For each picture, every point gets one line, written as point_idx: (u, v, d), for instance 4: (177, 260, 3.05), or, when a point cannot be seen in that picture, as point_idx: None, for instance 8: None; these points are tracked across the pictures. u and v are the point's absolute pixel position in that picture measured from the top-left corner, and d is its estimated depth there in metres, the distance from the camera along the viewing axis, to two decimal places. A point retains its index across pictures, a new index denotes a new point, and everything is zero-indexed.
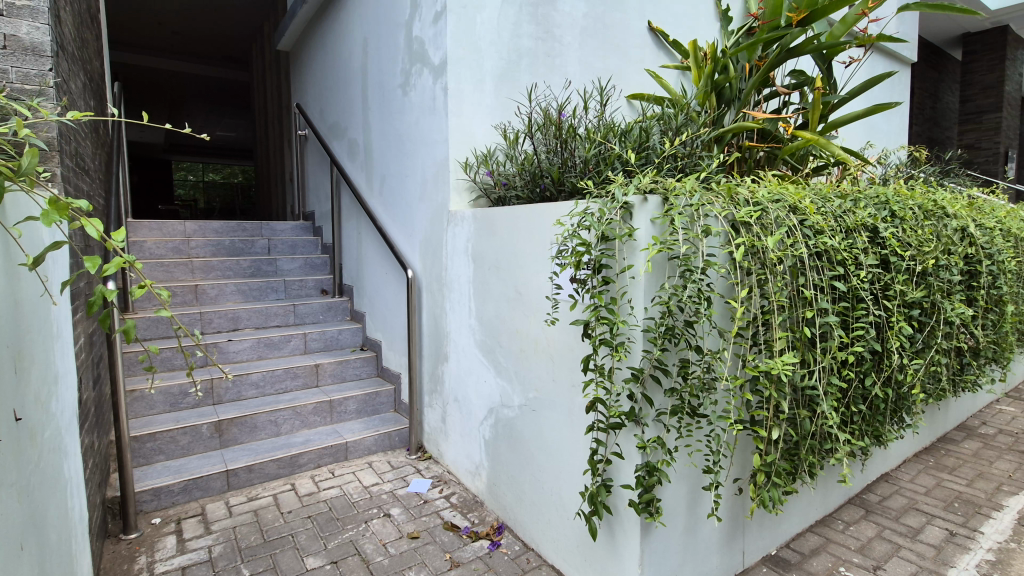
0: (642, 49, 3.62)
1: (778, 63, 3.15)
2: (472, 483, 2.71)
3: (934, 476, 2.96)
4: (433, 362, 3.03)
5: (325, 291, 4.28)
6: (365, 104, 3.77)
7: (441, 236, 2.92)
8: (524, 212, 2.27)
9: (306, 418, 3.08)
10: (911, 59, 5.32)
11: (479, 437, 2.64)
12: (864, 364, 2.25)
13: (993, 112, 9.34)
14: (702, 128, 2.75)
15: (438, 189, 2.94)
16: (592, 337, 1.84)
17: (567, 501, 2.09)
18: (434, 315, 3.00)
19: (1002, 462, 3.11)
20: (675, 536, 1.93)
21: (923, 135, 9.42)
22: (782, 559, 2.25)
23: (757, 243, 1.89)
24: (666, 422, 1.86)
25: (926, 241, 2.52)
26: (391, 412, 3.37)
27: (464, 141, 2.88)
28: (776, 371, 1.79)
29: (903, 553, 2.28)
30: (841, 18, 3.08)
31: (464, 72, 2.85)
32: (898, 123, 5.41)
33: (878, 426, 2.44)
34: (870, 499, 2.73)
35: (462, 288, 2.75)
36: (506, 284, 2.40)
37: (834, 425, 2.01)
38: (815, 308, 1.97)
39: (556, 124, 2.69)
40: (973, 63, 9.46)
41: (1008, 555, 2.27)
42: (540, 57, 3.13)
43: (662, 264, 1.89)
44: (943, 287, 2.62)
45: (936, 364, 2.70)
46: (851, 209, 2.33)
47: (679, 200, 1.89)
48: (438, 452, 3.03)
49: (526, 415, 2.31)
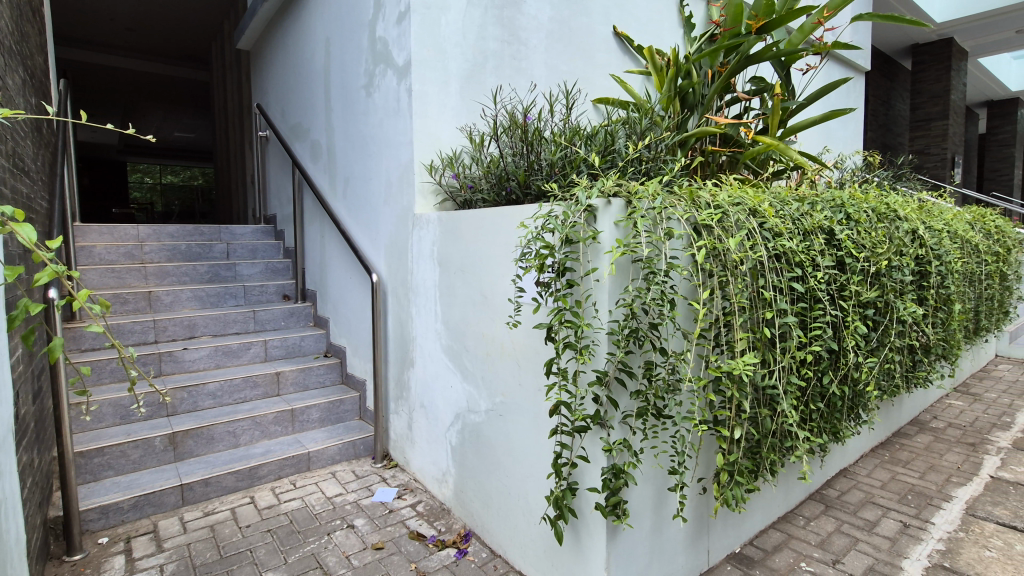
0: (607, 53, 3.65)
1: (738, 69, 3.21)
2: (439, 490, 2.67)
3: (889, 470, 3.05)
4: (399, 368, 2.98)
5: (287, 296, 4.17)
6: (328, 106, 3.69)
7: (406, 240, 2.88)
8: (490, 214, 2.25)
9: (266, 428, 2.98)
10: (865, 67, 5.53)
11: (445, 443, 2.60)
12: (822, 363, 2.31)
13: (940, 119, 9.79)
14: (665, 132, 2.79)
15: (403, 191, 2.89)
16: (555, 340, 1.83)
17: (534, 505, 2.08)
18: (399, 320, 2.95)
19: (952, 455, 3.23)
20: (641, 538, 1.94)
21: (877, 141, 9.82)
22: (745, 556, 2.28)
23: (718, 245, 1.92)
24: (632, 424, 1.86)
25: (879, 243, 2.62)
26: (356, 419, 3.30)
27: (429, 143, 2.84)
28: (737, 371, 1.82)
29: (860, 546, 2.34)
30: (798, 27, 3.16)
31: (428, 73, 2.81)
32: (853, 128, 5.61)
33: (836, 423, 2.51)
34: (829, 494, 2.80)
35: (427, 292, 2.70)
36: (472, 288, 2.38)
37: (794, 423, 2.05)
38: (774, 309, 2.01)
39: (522, 127, 2.69)
40: (922, 72, 9.91)
41: (957, 543, 2.36)
42: (505, 60, 3.13)
43: (626, 266, 1.90)
44: (895, 287, 2.72)
45: (889, 362, 2.80)
46: (808, 212, 2.39)
47: (641, 203, 1.91)
48: (404, 460, 2.97)
49: (492, 421, 2.28)
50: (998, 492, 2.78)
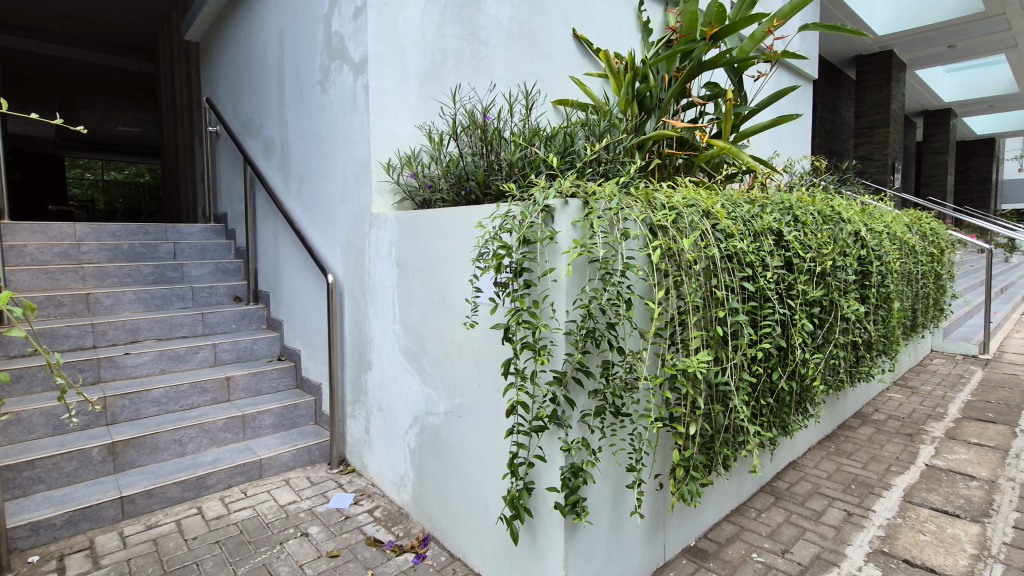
0: (566, 55, 3.69)
1: (693, 75, 3.29)
2: (397, 495, 2.62)
3: (835, 461, 3.19)
4: (356, 371, 2.91)
5: (238, 297, 4.02)
6: (281, 101, 3.58)
7: (362, 239, 2.81)
8: (447, 214, 2.23)
9: (215, 436, 2.86)
10: (813, 75, 5.78)
11: (404, 446, 2.56)
12: (772, 360, 2.39)
13: (882, 127, 10.35)
14: (622, 135, 2.84)
15: (359, 190, 2.82)
16: (513, 340, 1.82)
17: (493, 506, 2.07)
18: (356, 322, 2.89)
19: (892, 445, 3.41)
20: (599, 535, 1.95)
21: (824, 147, 10.28)
22: (700, 549, 2.33)
23: (673, 246, 1.96)
24: (589, 423, 1.88)
25: (824, 244, 2.73)
26: (311, 424, 3.21)
27: (387, 142, 2.78)
28: (692, 369, 1.86)
29: (807, 535, 2.44)
30: (749, 35, 3.27)
31: (386, 70, 2.76)
32: (801, 133, 5.86)
33: (785, 417, 2.60)
34: (779, 486, 2.90)
35: (385, 292, 2.65)
36: (430, 289, 2.35)
37: (746, 418, 2.12)
38: (726, 308, 2.07)
39: (481, 126, 2.68)
40: (865, 82, 10.44)
41: (895, 529, 2.48)
42: (465, 59, 3.12)
43: (583, 266, 1.91)
44: (839, 286, 2.85)
45: (834, 358, 2.93)
46: (758, 214, 2.47)
47: (598, 204, 1.92)
48: (361, 465, 2.91)
49: (451, 422, 2.26)
50: (932, 479, 2.95)
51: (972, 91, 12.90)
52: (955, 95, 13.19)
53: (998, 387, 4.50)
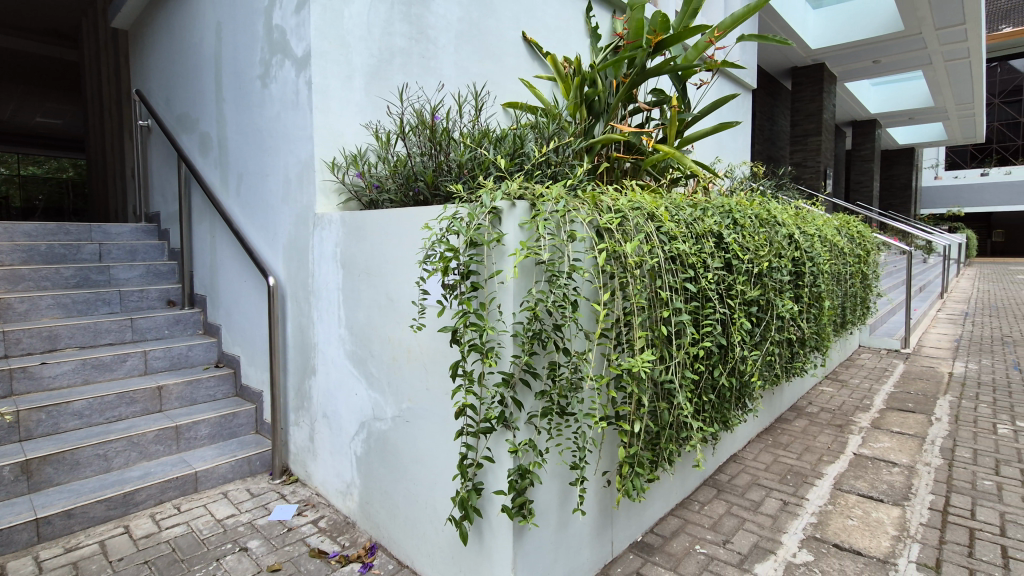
0: (516, 58, 3.71)
1: (639, 81, 3.37)
2: (343, 503, 2.55)
3: (772, 453, 3.35)
4: (299, 377, 2.81)
5: (172, 302, 3.81)
6: (219, 95, 3.41)
7: (306, 240, 2.72)
8: (394, 215, 2.18)
9: (145, 449, 2.69)
10: (751, 85, 6.05)
11: (350, 453, 2.49)
12: (713, 357, 2.48)
13: (815, 135, 11.00)
14: (571, 138, 2.87)
15: (302, 190, 2.73)
16: (460, 343, 1.80)
17: (441, 510, 2.04)
18: (299, 325, 2.79)
19: (823, 436, 3.61)
20: (547, 536, 1.96)
21: (763, 154, 10.81)
22: (646, 544, 2.39)
23: (618, 248, 1.99)
24: (537, 424, 1.89)
25: (760, 246, 2.87)
26: (251, 434, 3.07)
27: (331, 140, 2.70)
28: (636, 368, 1.90)
29: (747, 525, 2.54)
30: (692, 45, 3.35)
31: (330, 67, 2.68)
32: (741, 140, 6.13)
33: (726, 412, 2.70)
34: (720, 479, 3.01)
35: (330, 295, 2.58)
36: (377, 291, 2.30)
37: (688, 414, 2.18)
38: (670, 308, 2.13)
39: (429, 126, 2.66)
40: (800, 92, 11.05)
41: (826, 516, 2.63)
42: (413, 58, 3.08)
43: (530, 268, 1.92)
44: (775, 286, 3.00)
45: (770, 355, 3.07)
46: (700, 217, 2.55)
47: (545, 206, 1.94)
48: (305, 474, 2.81)
49: (399, 427, 2.21)
50: (859, 467, 3.14)
51: (895, 104, 13.87)
52: (881, 107, 14.14)
53: (916, 378, 4.86)
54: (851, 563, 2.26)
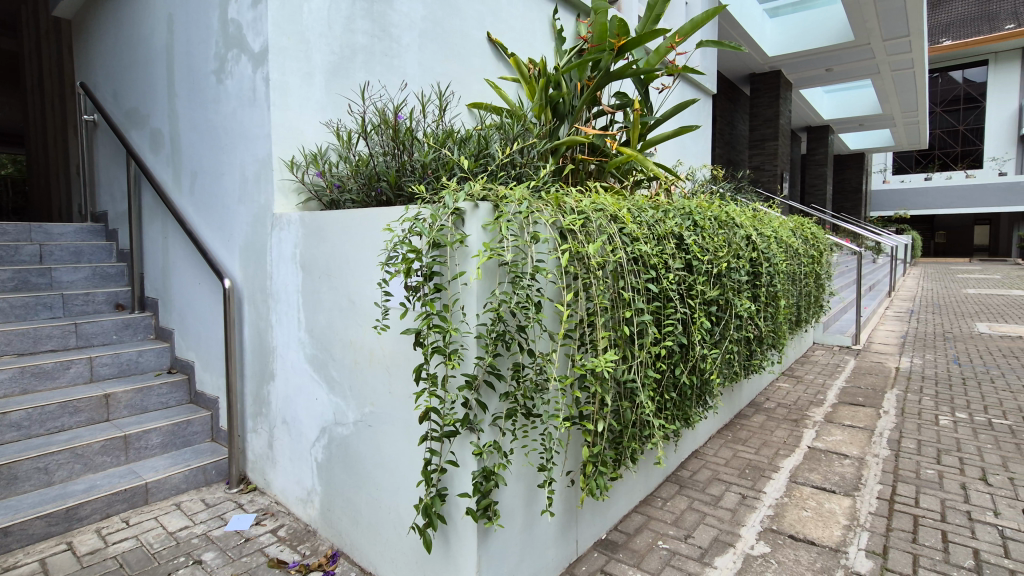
0: (481, 59, 3.70)
1: (603, 84, 3.41)
2: (303, 511, 2.49)
3: (731, 448, 3.44)
4: (257, 382, 2.73)
5: (121, 305, 3.64)
6: (171, 90, 3.28)
7: (264, 241, 2.64)
8: (355, 215, 2.14)
9: (90, 460, 2.56)
10: (712, 90, 6.20)
11: (311, 460, 2.43)
12: (674, 356, 2.53)
13: (772, 140, 11.47)
14: (536, 139, 2.89)
15: (260, 189, 2.65)
16: (423, 345, 1.78)
17: (405, 516, 2.02)
18: (257, 329, 2.71)
19: (780, 431, 3.74)
20: (512, 537, 1.96)
21: (723, 157, 11.14)
22: (610, 541, 2.42)
23: (581, 249, 2.01)
24: (501, 425, 1.89)
25: (719, 247, 2.95)
26: (207, 442, 2.97)
27: (290, 139, 2.64)
28: (600, 368, 1.92)
29: (707, 520, 2.60)
30: (656, 49, 3.44)
31: (289, 63, 2.62)
32: (702, 143, 6.29)
33: (687, 410, 2.76)
34: (682, 475, 3.08)
35: (289, 297, 2.51)
36: (338, 293, 2.25)
37: (650, 412, 2.22)
38: (632, 308, 2.16)
39: (392, 126, 2.62)
40: (757, 98, 11.38)
41: (782, 508, 2.72)
42: (375, 55, 3.03)
43: (493, 270, 1.91)
44: (733, 286, 3.09)
45: (729, 352, 3.16)
46: (661, 219, 2.60)
47: (508, 207, 1.94)
48: (264, 482, 2.72)
49: (361, 432, 2.17)
50: (813, 460, 3.26)
51: (847, 110, 14.50)
52: (833, 113, 14.76)
53: (865, 373, 5.09)
54: (805, 553, 2.34)
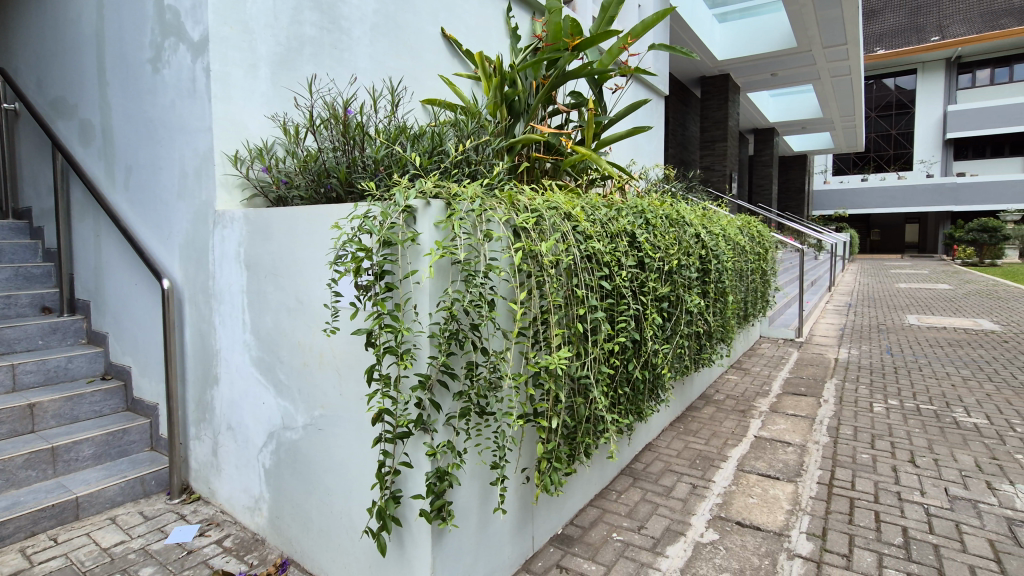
0: (435, 54, 3.66)
1: (558, 83, 3.44)
2: (251, 520, 2.40)
3: (683, 440, 3.55)
4: (200, 387, 2.61)
5: (48, 308, 3.40)
6: (102, 79, 3.08)
7: (205, 239, 2.52)
8: (303, 212, 2.07)
9: (13, 475, 2.38)
10: (663, 91, 6.37)
11: (258, 466, 2.34)
12: (627, 352, 2.58)
13: (721, 141, 11.93)
14: (490, 137, 2.88)
15: (200, 185, 2.53)
16: (374, 346, 1.73)
17: (357, 520, 1.97)
18: (199, 331, 2.58)
19: (729, 421, 3.88)
20: (467, 537, 1.95)
21: (675, 157, 11.47)
22: (566, 536, 2.45)
23: (534, 248, 2.02)
24: (455, 425, 1.87)
25: (670, 245, 3.03)
26: (145, 451, 2.82)
27: (233, 133, 2.53)
28: (553, 365, 1.93)
29: (660, 510, 2.67)
30: (607, 49, 3.47)
31: (231, 53, 2.51)
32: (655, 144, 6.44)
33: (640, 404, 2.82)
34: (636, 467, 3.15)
35: (233, 298, 2.41)
36: (285, 293, 2.18)
37: (604, 408, 2.25)
38: (585, 305, 2.18)
39: (342, 121, 2.55)
40: (708, 100, 11.75)
41: (730, 496, 2.82)
42: (324, 48, 2.95)
43: (446, 268, 1.88)
44: (683, 282, 3.18)
45: (679, 347, 3.25)
46: (614, 217, 2.64)
47: (461, 205, 1.92)
48: (208, 491, 2.61)
49: (311, 436, 2.11)
50: (759, 449, 3.40)
51: (791, 113, 15.15)
52: (778, 116, 15.41)
53: (808, 364, 5.35)
54: (751, 538, 2.44)
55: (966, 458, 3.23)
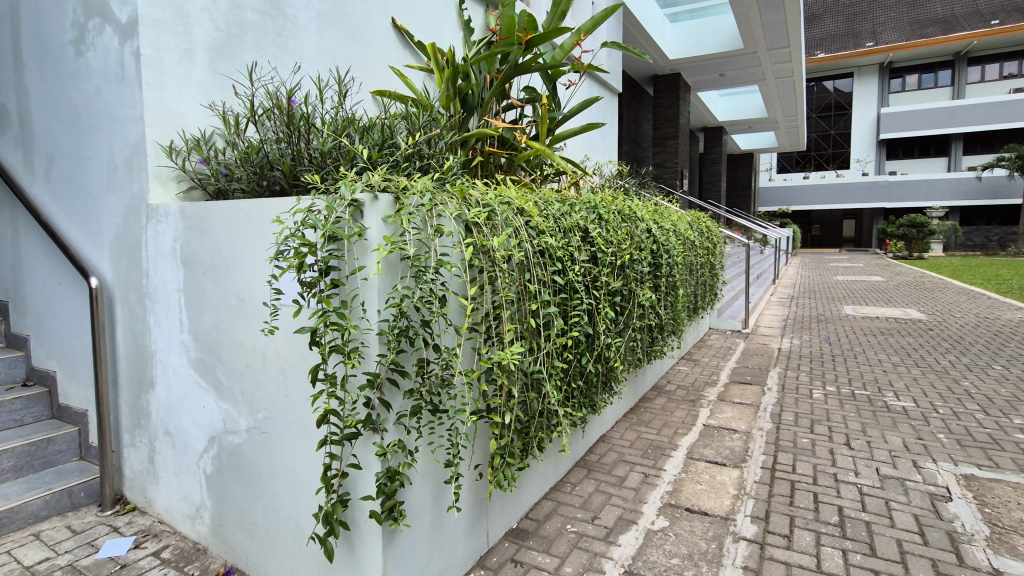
0: (385, 45, 3.59)
1: (511, 77, 3.44)
2: (192, 529, 2.30)
3: (635, 430, 3.63)
4: (133, 391, 2.47)
5: None
6: (18, 61, 2.84)
7: (137, 235, 2.38)
8: (242, 206, 1.98)
9: None
10: (616, 88, 6.47)
11: (199, 472, 2.24)
12: (581, 346, 2.60)
13: (673, 138, 12.26)
14: (442, 131, 2.84)
15: (131, 177, 2.38)
16: (320, 345, 1.68)
17: (305, 524, 1.92)
18: (132, 332, 2.44)
19: (679, 411, 4.00)
20: (420, 536, 1.93)
21: (629, 154, 11.69)
22: (521, 530, 2.46)
23: (485, 243, 2.00)
24: (406, 424, 1.84)
25: (622, 239, 3.07)
26: (74, 461, 2.64)
27: (167, 122, 2.38)
28: (506, 361, 1.93)
29: (612, 500, 2.73)
30: (561, 45, 3.49)
31: (164, 38, 2.36)
32: (609, 140, 6.54)
33: (593, 396, 2.86)
34: (590, 459, 3.20)
35: (169, 297, 2.29)
36: (225, 291, 2.08)
37: (556, 402, 2.27)
38: (538, 300, 2.19)
39: (286, 111, 2.45)
40: (660, 99, 12.02)
41: (680, 483, 2.91)
42: (266, 36, 2.83)
43: (395, 264, 1.84)
44: (635, 277, 3.24)
45: (632, 340, 3.32)
46: (567, 212, 2.66)
47: (410, 200, 1.88)
48: (145, 501, 2.48)
49: (254, 440, 2.03)
50: (707, 436, 3.53)
51: (738, 113, 15.71)
52: (727, 116, 15.93)
53: (753, 354, 5.58)
54: (699, 523, 2.53)
55: (895, 439, 3.45)
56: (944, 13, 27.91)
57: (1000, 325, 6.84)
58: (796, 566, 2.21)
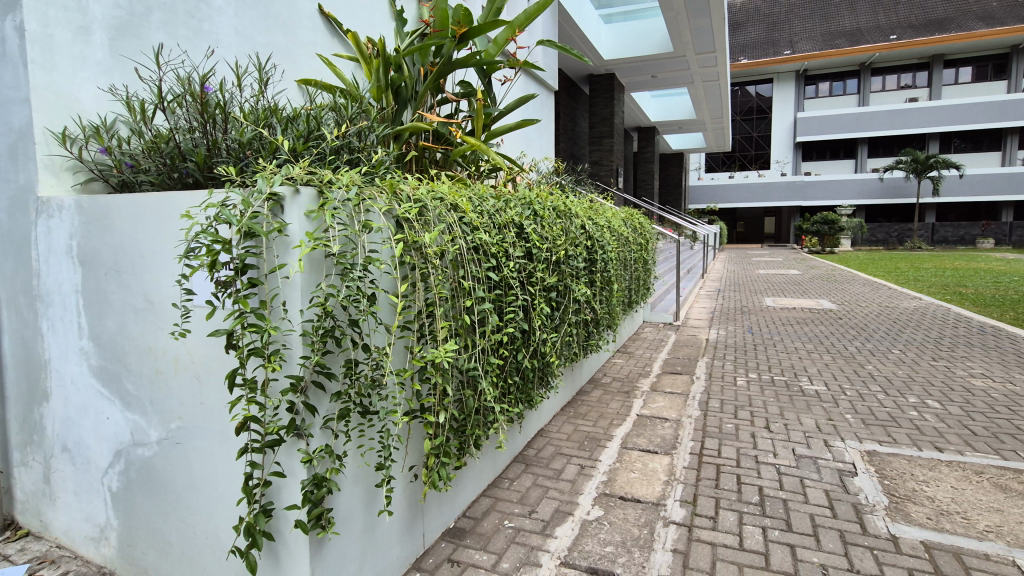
0: (311, 32, 3.43)
1: (446, 71, 3.37)
2: (96, 551, 2.12)
3: (572, 423, 3.70)
4: (24, 405, 2.23)
5: None
6: None
7: (25, 232, 2.16)
8: (149, 200, 1.83)
9: None
10: (552, 86, 6.54)
11: (103, 490, 2.06)
12: (517, 342, 2.61)
13: (608, 137, 12.54)
14: (373, 123, 2.74)
15: (16, 167, 2.14)
16: (236, 348, 1.58)
17: (225, 539, 1.80)
18: (21, 339, 2.19)
19: (614, 402, 4.12)
20: (351, 542, 1.87)
21: (566, 152, 11.86)
22: (458, 529, 2.45)
23: (416, 239, 1.95)
24: (334, 428, 1.76)
25: (557, 236, 3.11)
26: None
27: (59, 106, 2.15)
28: (439, 360, 1.89)
29: (550, 493, 2.76)
30: (494, 39, 3.45)
31: (54, 12, 2.12)
32: (545, 137, 6.60)
33: (529, 392, 2.88)
34: (528, 454, 3.23)
35: (65, 300, 2.08)
36: (131, 293, 1.91)
37: (492, 398, 2.26)
38: (472, 297, 2.17)
39: (199, 98, 2.29)
40: (596, 98, 12.28)
41: (614, 472, 2.99)
42: (175, 16, 2.62)
43: (319, 261, 1.76)
44: (571, 273, 3.29)
45: (567, 335, 3.38)
46: (502, 208, 2.65)
47: (335, 194, 1.80)
48: (40, 524, 2.25)
49: (167, 452, 1.89)
50: (640, 426, 3.65)
51: (670, 113, 16.33)
52: (660, 116, 16.50)
53: (683, 345, 5.84)
54: (632, 510, 2.61)
55: (809, 421, 3.72)
56: (851, 27, 30.29)
57: (898, 313, 7.55)
58: (721, 545, 2.33)
